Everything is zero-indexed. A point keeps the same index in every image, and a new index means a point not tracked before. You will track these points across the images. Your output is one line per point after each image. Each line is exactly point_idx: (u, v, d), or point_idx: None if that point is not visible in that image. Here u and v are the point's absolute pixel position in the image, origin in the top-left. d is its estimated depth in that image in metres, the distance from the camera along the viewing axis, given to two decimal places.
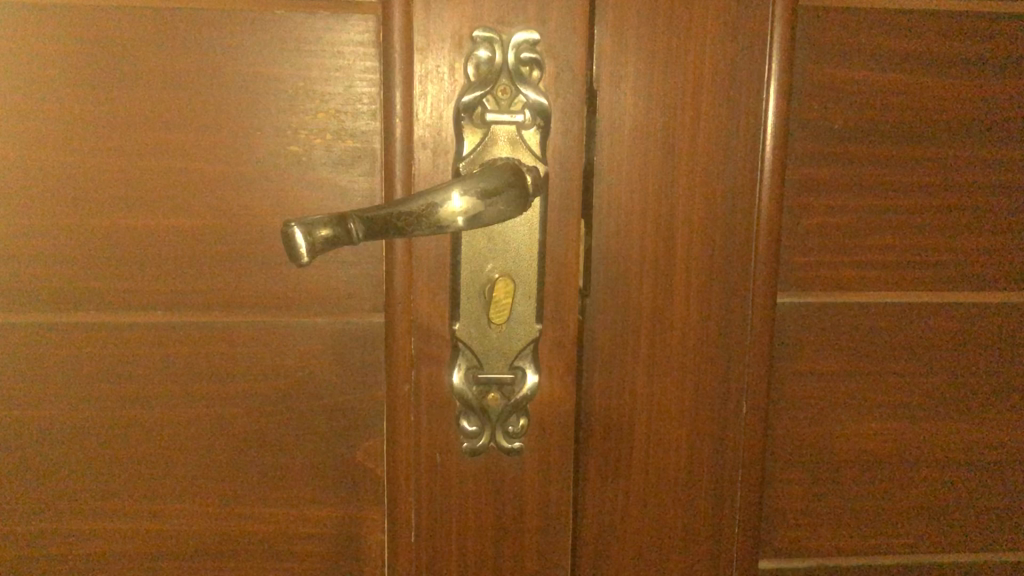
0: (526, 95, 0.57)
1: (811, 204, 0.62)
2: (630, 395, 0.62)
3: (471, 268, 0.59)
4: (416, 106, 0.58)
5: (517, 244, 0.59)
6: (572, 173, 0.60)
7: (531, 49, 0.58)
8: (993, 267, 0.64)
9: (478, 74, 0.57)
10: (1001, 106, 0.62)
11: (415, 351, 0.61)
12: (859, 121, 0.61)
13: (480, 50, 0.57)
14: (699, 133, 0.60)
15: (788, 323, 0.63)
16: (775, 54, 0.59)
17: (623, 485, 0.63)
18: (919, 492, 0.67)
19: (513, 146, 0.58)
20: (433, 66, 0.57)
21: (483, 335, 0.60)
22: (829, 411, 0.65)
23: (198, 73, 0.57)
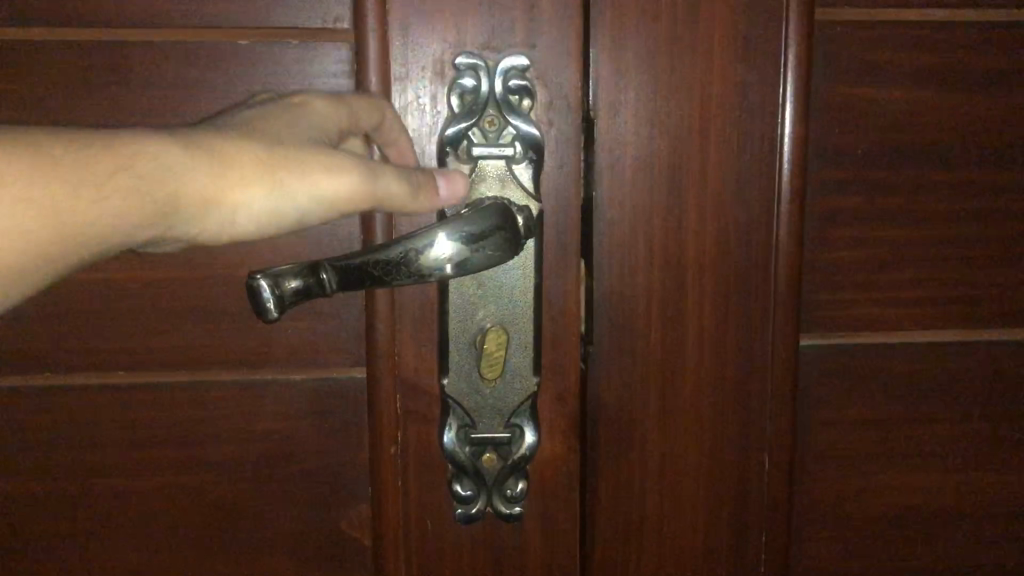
0: (515, 126, 0.52)
1: (836, 237, 0.56)
2: (639, 451, 0.57)
3: (461, 318, 0.54)
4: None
5: (511, 290, 0.54)
6: (570, 209, 0.54)
7: (520, 76, 0.52)
8: None
9: (462, 104, 0.52)
10: None
11: (401, 410, 0.55)
12: (887, 145, 0.55)
13: (464, 78, 0.52)
14: (708, 165, 0.54)
15: (813, 369, 0.57)
16: (791, 74, 0.53)
17: (632, 552, 0.58)
18: (963, 559, 0.60)
19: (503, 183, 0.53)
20: (413, 98, 0.52)
21: (476, 392, 0.55)
22: (863, 465, 0.58)
23: (155, 114, 0.51)
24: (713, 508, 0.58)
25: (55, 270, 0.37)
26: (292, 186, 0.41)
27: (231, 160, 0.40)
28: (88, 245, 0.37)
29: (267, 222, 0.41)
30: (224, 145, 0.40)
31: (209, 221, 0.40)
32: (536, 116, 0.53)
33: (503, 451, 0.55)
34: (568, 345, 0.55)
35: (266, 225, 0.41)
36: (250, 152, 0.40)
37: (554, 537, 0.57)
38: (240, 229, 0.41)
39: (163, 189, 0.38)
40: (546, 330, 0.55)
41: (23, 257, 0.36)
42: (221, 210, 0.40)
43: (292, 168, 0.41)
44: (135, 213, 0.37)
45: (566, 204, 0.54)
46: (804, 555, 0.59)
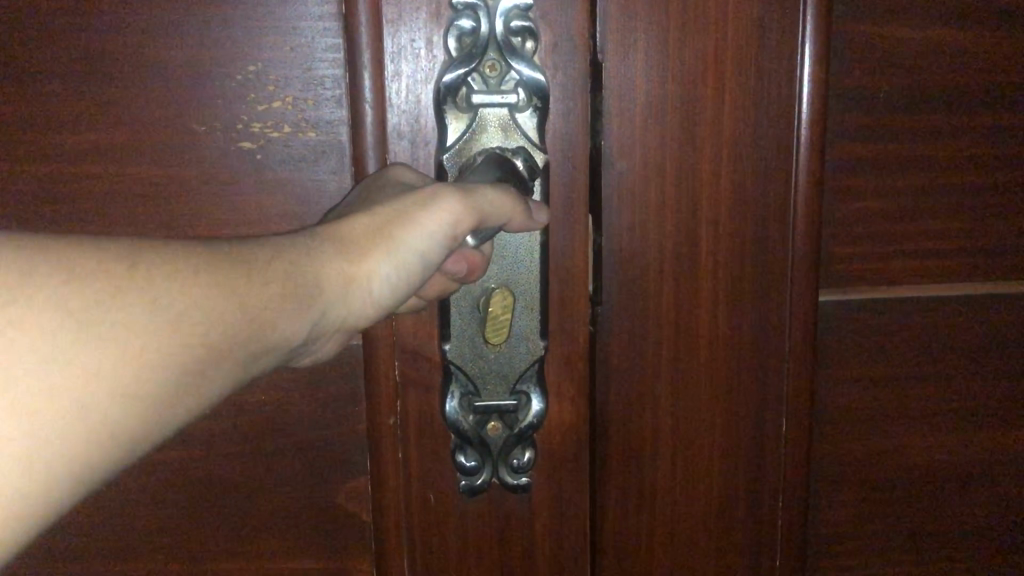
0: (518, 71, 0.48)
1: (858, 186, 0.53)
2: (651, 415, 0.54)
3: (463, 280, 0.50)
4: (390, 91, 0.48)
5: (516, 247, 0.50)
6: (577, 160, 0.51)
7: (522, 17, 0.48)
8: None
9: (460, 48, 0.48)
10: None
11: (399, 378, 0.52)
12: (914, 87, 0.51)
13: (462, 19, 0.48)
14: (723, 112, 0.51)
15: (833, 326, 0.54)
16: (812, 11, 0.50)
17: (644, 522, 0.55)
18: (983, 524, 0.58)
19: (505, 134, 0.49)
20: (406, 42, 0.48)
21: (480, 358, 0.51)
22: (883, 425, 0.56)
23: (128, 64, 0.47)
24: (729, 474, 0.55)
25: (224, 366, 0.33)
26: (404, 238, 0.40)
27: (344, 245, 0.38)
28: (241, 345, 0.33)
29: (400, 275, 0.40)
30: (331, 227, 0.39)
31: (353, 295, 0.38)
32: (541, 60, 0.49)
33: (508, 419, 0.52)
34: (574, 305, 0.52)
35: (399, 282, 0.40)
36: (363, 227, 0.39)
37: (561, 507, 0.55)
38: (382, 295, 0.39)
39: (298, 275, 0.36)
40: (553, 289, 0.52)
41: (223, 372, 0.33)
42: (359, 293, 0.39)
43: (401, 223, 0.40)
44: (289, 303, 0.35)
45: (574, 155, 0.51)
46: (821, 517, 0.57)
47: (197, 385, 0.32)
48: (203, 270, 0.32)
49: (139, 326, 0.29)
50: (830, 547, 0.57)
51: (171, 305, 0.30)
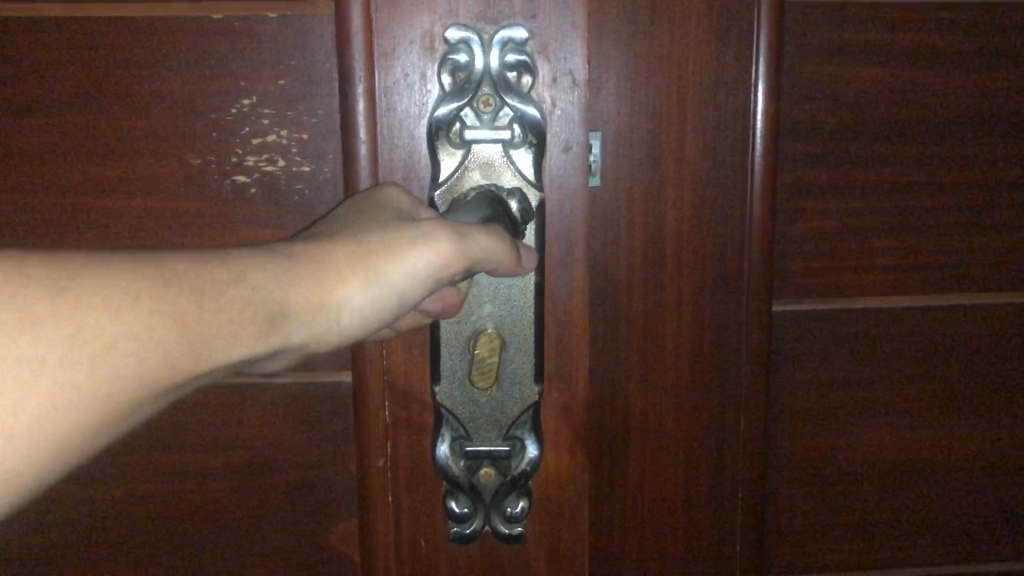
0: (511, 106, 0.49)
1: (806, 207, 0.58)
2: (623, 425, 0.57)
3: (456, 333, 0.52)
4: (384, 125, 0.49)
5: (510, 293, 0.51)
6: (573, 191, 0.52)
7: (518, 51, 0.48)
8: (1001, 266, 0.60)
9: (454, 82, 0.49)
10: (1011, 97, 0.58)
11: (390, 418, 0.54)
12: (853, 120, 0.57)
13: (457, 52, 0.48)
14: (684, 139, 0.54)
15: (782, 335, 0.59)
16: (764, 44, 0.54)
17: (616, 527, 0.58)
18: (924, 516, 0.63)
19: (498, 170, 0.50)
20: (404, 76, 0.49)
21: (473, 402, 0.53)
22: (829, 422, 0.61)
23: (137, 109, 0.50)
24: (693, 477, 0.58)
25: (136, 396, 0.31)
26: (387, 272, 0.39)
27: (322, 269, 0.37)
28: (167, 367, 0.32)
29: (369, 312, 0.38)
30: (313, 246, 0.37)
31: (317, 325, 0.37)
32: (537, 94, 0.50)
33: (500, 465, 0.54)
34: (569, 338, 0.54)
35: (366, 318, 0.38)
36: (342, 252, 0.38)
37: (551, 522, 0.57)
38: (347, 326, 0.38)
39: (258, 299, 0.34)
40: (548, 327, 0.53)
41: (135, 402, 0.31)
42: (327, 320, 0.37)
43: (385, 258, 0.39)
44: (237, 328, 0.34)
45: (569, 187, 0.52)
46: (775, 507, 0.61)
47: (114, 419, 0.31)
48: (149, 286, 0.31)
49: (41, 343, 0.28)
50: (782, 539, 0.62)
51: (88, 332, 0.29)
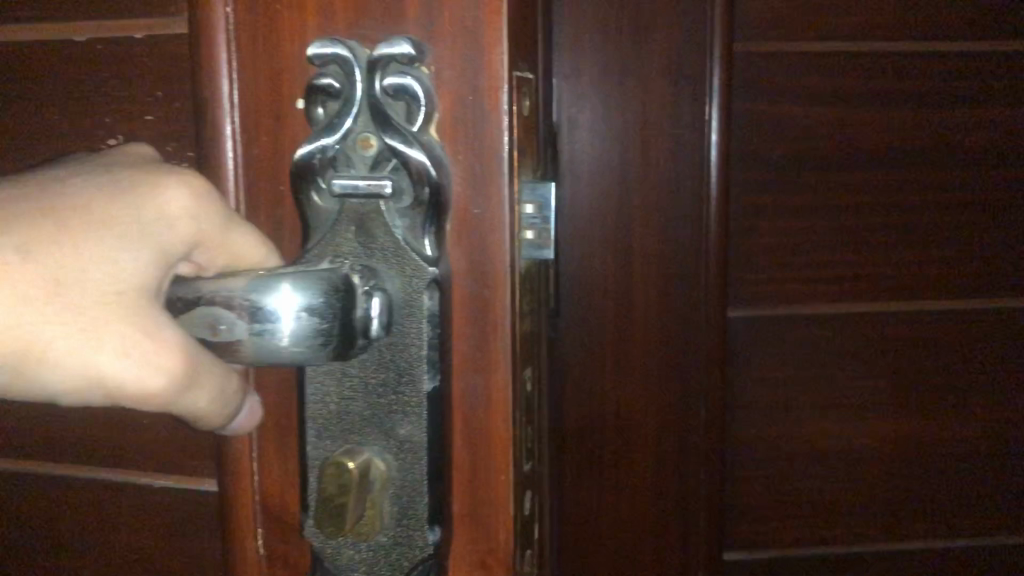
0: (392, 143, 0.27)
1: (757, 226, 0.68)
2: (601, 407, 0.69)
3: (323, 450, 0.29)
4: (244, 164, 0.30)
5: (397, 379, 0.28)
6: (497, 300, 0.28)
7: (404, 72, 0.27)
8: (941, 278, 0.68)
9: (325, 117, 0.28)
10: (942, 132, 0.67)
11: (263, 552, 0.32)
12: (797, 153, 0.67)
13: (324, 76, 0.28)
14: (648, 170, 0.67)
15: (741, 335, 0.69)
16: (717, 87, 0.64)
17: (592, 488, 0.70)
18: (880, 499, 0.70)
19: (370, 230, 0.28)
20: (272, 101, 0.29)
21: (351, 547, 0.29)
22: (784, 414, 0.69)
23: None
24: (660, 450, 0.69)
25: None
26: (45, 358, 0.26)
27: None
28: None
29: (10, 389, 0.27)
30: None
31: None
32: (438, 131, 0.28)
33: None
34: (492, 483, 0.29)
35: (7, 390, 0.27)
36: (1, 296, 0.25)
37: None
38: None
39: None
40: (451, 463, 0.29)
41: None
42: None
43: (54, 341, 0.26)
44: None
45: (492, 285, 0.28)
46: (734, 487, 0.70)
47: None
48: None
49: None
50: (745, 518, 0.71)
51: None
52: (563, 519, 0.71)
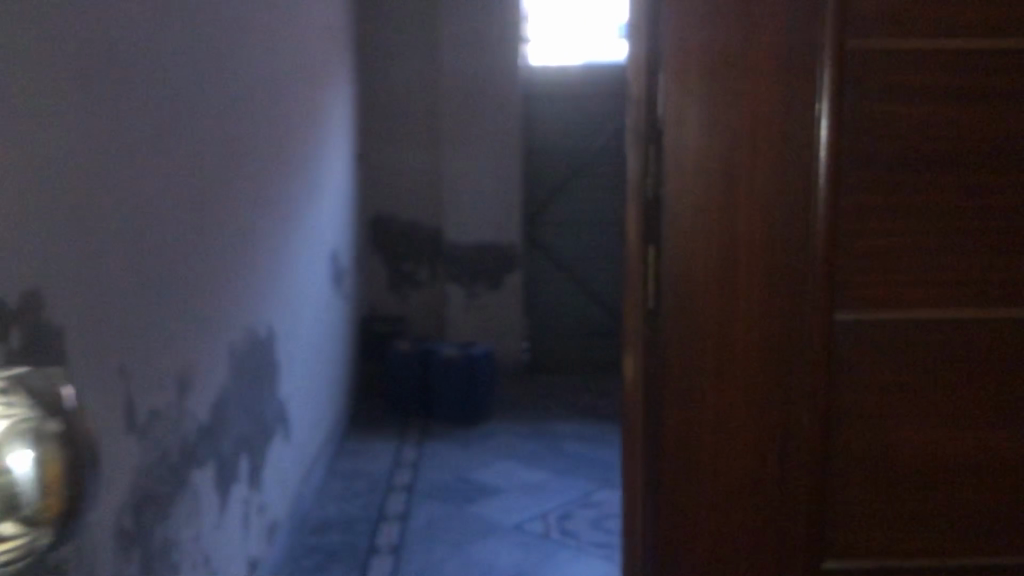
0: None
1: (866, 225, 0.65)
2: (700, 407, 0.67)
3: None
4: None
5: None
6: None
7: None
8: None
9: None
10: None
11: None
12: (907, 152, 0.65)
13: None
14: (755, 166, 0.65)
15: (846, 339, 0.66)
16: (828, 80, 0.64)
17: (690, 490, 0.68)
18: (988, 508, 0.68)
19: None
20: None
21: None
22: (891, 419, 0.67)
23: None
24: (760, 452, 0.67)
25: None
26: None
27: None
28: None
29: None
30: None
31: None
32: None
33: None
34: None
35: None
36: None
37: None
38: None
39: None
40: None
41: None
42: None
43: None
44: None
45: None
46: (838, 493, 0.67)
47: None
48: None
49: None
50: (845, 525, 0.68)
51: None
52: (659, 523, 0.69)
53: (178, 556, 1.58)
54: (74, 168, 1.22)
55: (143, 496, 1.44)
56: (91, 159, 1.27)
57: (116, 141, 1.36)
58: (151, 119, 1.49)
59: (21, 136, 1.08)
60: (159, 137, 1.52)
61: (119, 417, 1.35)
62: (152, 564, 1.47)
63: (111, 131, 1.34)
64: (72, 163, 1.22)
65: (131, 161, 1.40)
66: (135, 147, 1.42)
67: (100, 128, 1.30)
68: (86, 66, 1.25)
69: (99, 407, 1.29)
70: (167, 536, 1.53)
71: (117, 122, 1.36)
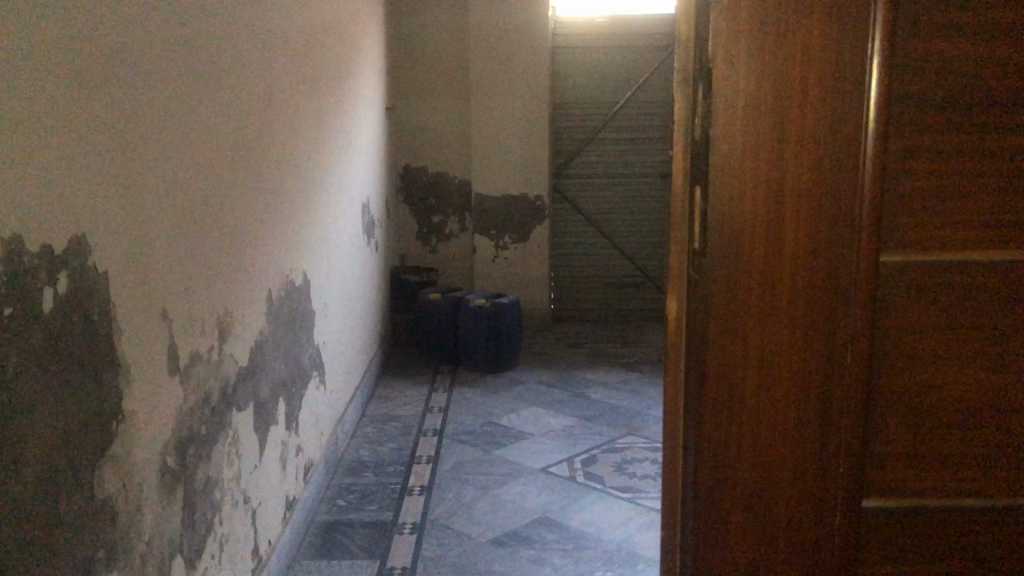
0: None
1: (913, 169, 0.66)
2: (744, 348, 0.69)
3: None
4: None
5: None
6: None
7: None
8: None
9: None
10: None
11: None
12: (957, 95, 0.65)
13: None
14: (806, 109, 0.65)
15: (890, 282, 0.67)
16: (879, 22, 0.64)
17: (731, 429, 0.69)
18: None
19: None
20: None
21: None
22: (932, 362, 0.68)
23: None
24: (803, 393, 0.68)
25: None
26: None
27: None
28: None
29: None
30: None
31: None
32: None
33: None
34: None
35: None
36: None
37: None
38: None
39: None
40: None
41: None
42: None
43: None
44: None
45: None
46: (876, 434, 0.69)
47: None
48: None
49: None
50: (882, 464, 0.70)
51: None
52: (700, 459, 0.71)
53: (219, 494, 1.62)
54: (119, 115, 1.23)
55: (186, 436, 1.47)
56: (134, 106, 1.28)
57: (158, 88, 1.37)
58: (186, 65, 1.49)
59: (61, 79, 1.08)
60: (197, 83, 1.53)
61: (164, 359, 1.39)
62: (196, 501, 1.51)
63: (152, 78, 1.35)
64: (118, 111, 1.23)
65: (171, 107, 1.42)
66: (174, 94, 1.43)
67: (142, 75, 1.31)
68: (126, 12, 1.26)
69: (146, 347, 1.32)
70: (209, 475, 1.57)
71: (158, 68, 1.37)
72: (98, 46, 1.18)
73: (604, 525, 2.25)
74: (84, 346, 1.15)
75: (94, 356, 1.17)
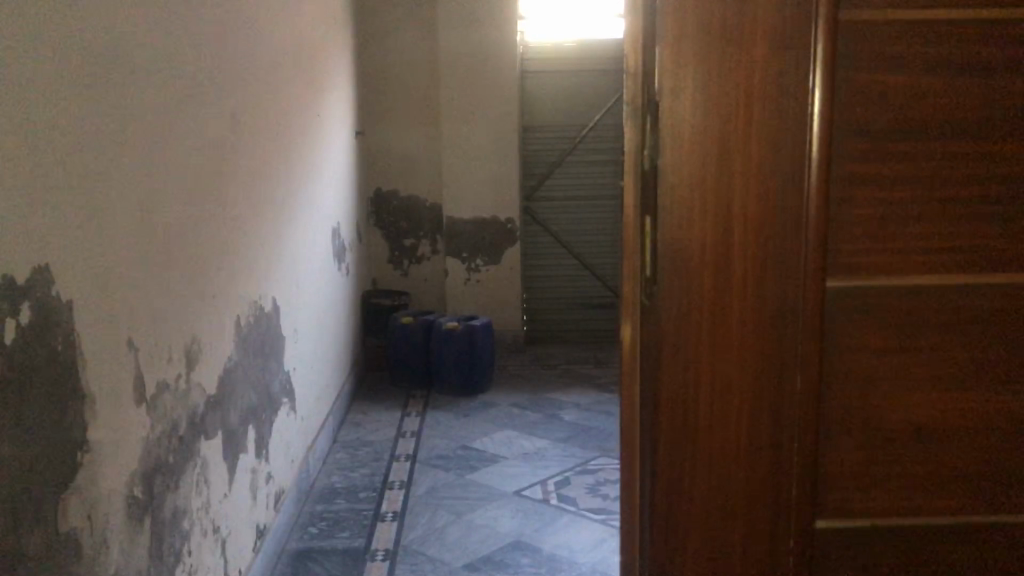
0: None
1: (856, 195, 0.67)
2: (695, 374, 0.69)
3: None
4: None
5: None
6: None
7: None
8: None
9: None
10: None
11: None
12: (897, 123, 0.66)
13: None
14: (750, 137, 0.67)
15: (836, 307, 0.68)
16: (820, 51, 0.65)
17: (684, 453, 0.70)
18: (969, 473, 0.70)
19: None
20: None
21: None
22: (879, 385, 0.69)
23: None
24: (754, 415, 0.69)
25: None
26: None
27: None
28: None
29: None
30: None
31: None
32: None
33: None
34: None
35: None
36: None
37: None
38: None
39: None
40: None
41: None
42: None
43: None
44: None
45: None
46: (826, 457, 0.70)
47: None
48: None
49: None
50: (833, 486, 0.70)
51: None
52: (655, 485, 0.71)
53: (188, 525, 1.61)
54: (82, 146, 1.23)
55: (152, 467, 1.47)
56: (98, 137, 1.28)
57: (122, 120, 1.37)
58: (152, 94, 1.49)
59: (23, 109, 1.08)
60: (162, 113, 1.53)
61: (130, 391, 1.39)
62: (163, 533, 1.50)
63: (116, 108, 1.35)
64: (82, 142, 1.23)
65: (136, 137, 1.42)
66: (138, 125, 1.43)
67: (105, 107, 1.31)
68: (90, 45, 1.26)
69: (111, 379, 1.32)
70: (177, 506, 1.56)
71: (121, 100, 1.37)
72: (62, 78, 1.18)
73: (580, 547, 2.25)
74: (47, 377, 1.14)
75: (56, 388, 1.16)
